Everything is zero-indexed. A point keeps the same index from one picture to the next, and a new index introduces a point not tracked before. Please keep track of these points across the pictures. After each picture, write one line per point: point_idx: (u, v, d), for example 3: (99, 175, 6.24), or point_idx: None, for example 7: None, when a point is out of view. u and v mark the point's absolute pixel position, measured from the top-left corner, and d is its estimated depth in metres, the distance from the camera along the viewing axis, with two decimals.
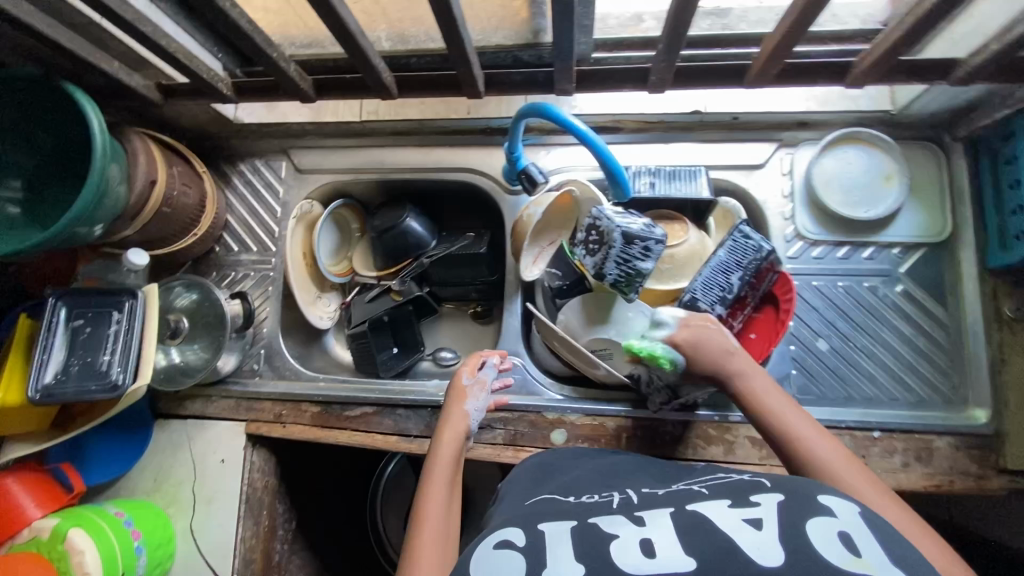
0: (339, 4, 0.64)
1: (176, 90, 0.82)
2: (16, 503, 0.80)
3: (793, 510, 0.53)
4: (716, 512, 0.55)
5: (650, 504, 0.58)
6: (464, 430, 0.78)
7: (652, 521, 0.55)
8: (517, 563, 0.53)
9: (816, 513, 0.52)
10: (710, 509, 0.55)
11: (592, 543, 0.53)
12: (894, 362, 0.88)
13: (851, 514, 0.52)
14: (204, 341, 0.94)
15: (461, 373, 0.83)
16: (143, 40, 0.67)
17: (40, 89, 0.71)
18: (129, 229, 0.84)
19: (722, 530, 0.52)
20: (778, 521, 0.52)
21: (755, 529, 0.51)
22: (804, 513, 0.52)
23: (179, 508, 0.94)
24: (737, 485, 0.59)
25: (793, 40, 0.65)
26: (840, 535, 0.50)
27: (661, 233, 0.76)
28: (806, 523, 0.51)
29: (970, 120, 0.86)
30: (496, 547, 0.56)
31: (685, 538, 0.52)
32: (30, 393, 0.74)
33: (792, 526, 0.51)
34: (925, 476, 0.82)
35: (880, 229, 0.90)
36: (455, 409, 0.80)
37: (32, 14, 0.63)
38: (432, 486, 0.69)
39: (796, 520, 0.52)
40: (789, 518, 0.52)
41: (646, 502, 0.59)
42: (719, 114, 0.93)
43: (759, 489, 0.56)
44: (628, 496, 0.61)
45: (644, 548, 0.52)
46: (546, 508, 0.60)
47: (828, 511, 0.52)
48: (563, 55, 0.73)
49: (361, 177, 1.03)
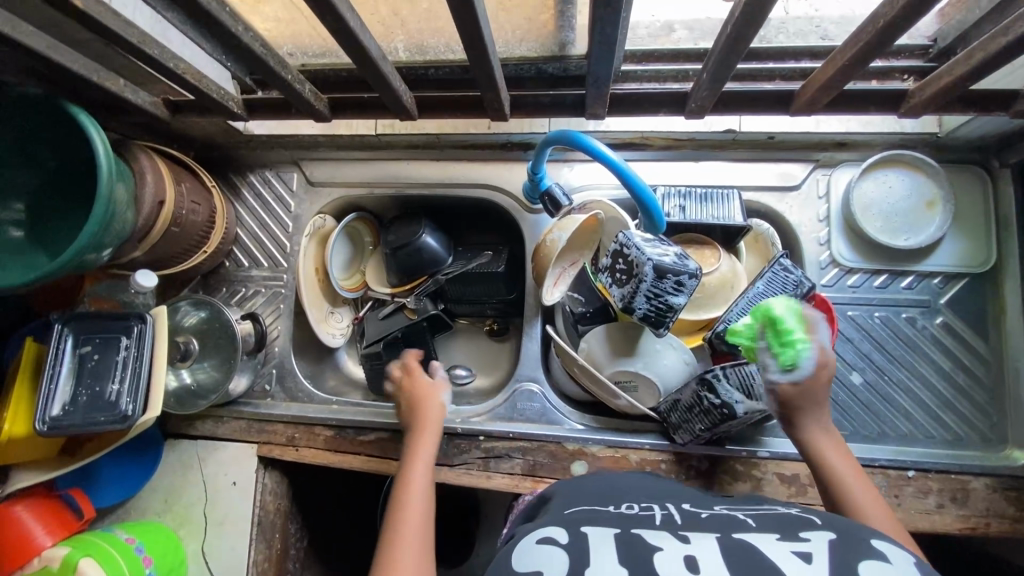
0: (358, 27, 0.60)
1: (184, 107, 0.78)
2: (27, 531, 0.78)
3: (843, 550, 0.45)
4: (762, 540, 0.48)
5: (694, 525, 0.51)
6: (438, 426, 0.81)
7: (696, 540, 0.48)
8: (552, 556, 0.47)
9: (869, 556, 0.45)
10: (756, 537, 0.48)
11: (631, 548, 0.47)
12: (931, 397, 0.84)
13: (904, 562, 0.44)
14: (214, 360, 0.92)
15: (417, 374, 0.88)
16: (149, 61, 0.63)
17: (41, 110, 0.68)
18: (137, 251, 0.81)
19: (767, 555, 0.45)
20: (829, 558, 0.44)
21: (805, 561, 0.44)
22: (856, 553, 0.45)
23: (190, 530, 0.92)
24: (784, 518, 0.52)
25: (850, 74, 0.60)
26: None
27: (698, 269, 0.71)
28: (859, 563, 0.44)
29: (1021, 146, 0.81)
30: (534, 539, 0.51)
31: (729, 558, 0.45)
32: (38, 425, 0.72)
33: (843, 563, 0.44)
34: (960, 519, 0.78)
35: (921, 258, 0.86)
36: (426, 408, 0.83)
37: (31, 34, 0.59)
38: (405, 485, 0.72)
39: (848, 559, 0.44)
40: (841, 556, 0.44)
41: (688, 522, 0.52)
42: (755, 133, 0.87)
43: (809, 527, 0.49)
44: (670, 512, 0.54)
45: (687, 562, 0.45)
46: (583, 516, 0.54)
47: (883, 557, 0.45)
48: (598, 83, 0.69)
49: (375, 191, 0.99)
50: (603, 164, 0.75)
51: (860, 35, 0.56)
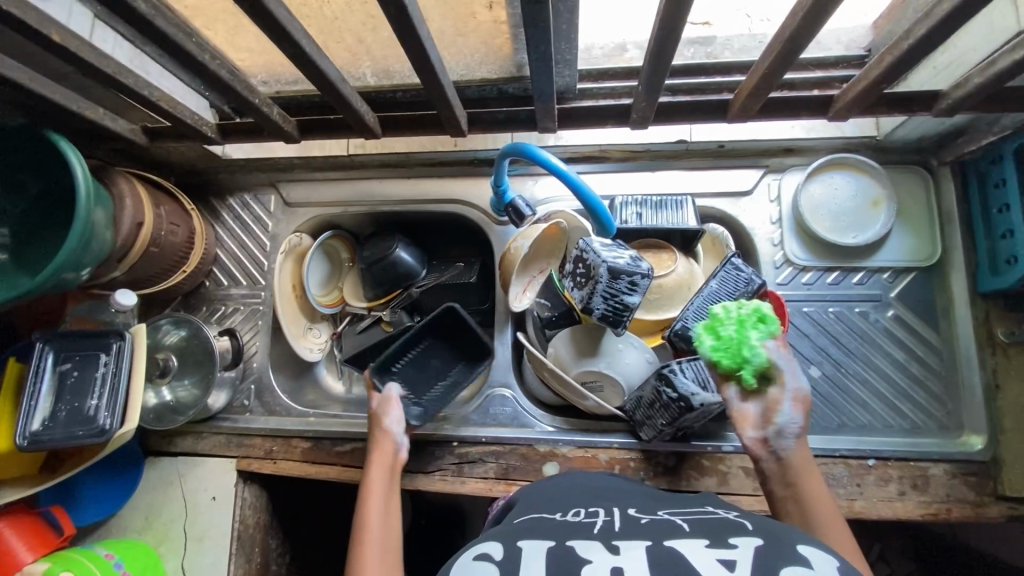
0: (316, 53, 0.64)
1: (162, 134, 0.82)
2: (8, 547, 0.79)
3: (769, 556, 0.49)
4: (692, 547, 0.52)
5: (630, 532, 0.55)
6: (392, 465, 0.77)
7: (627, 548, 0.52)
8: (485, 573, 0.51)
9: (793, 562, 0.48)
10: (687, 543, 0.52)
11: (561, 560, 0.51)
12: (888, 388, 0.87)
13: (828, 566, 0.48)
14: (194, 377, 0.94)
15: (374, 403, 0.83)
16: (125, 91, 0.67)
17: (25, 138, 0.72)
18: (117, 271, 0.84)
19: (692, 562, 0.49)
20: (753, 563, 0.48)
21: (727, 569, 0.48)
22: (780, 559, 0.49)
23: (170, 546, 0.93)
24: (719, 523, 0.56)
25: (772, 82, 0.65)
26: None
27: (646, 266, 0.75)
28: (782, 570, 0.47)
29: (956, 145, 0.86)
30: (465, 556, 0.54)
31: (655, 565, 0.49)
32: (18, 441, 0.74)
33: (765, 567, 0.48)
34: (922, 505, 0.81)
35: (869, 254, 0.90)
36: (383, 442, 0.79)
37: (12, 68, 0.63)
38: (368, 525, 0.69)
39: (771, 565, 0.48)
40: (764, 563, 0.48)
41: (626, 528, 0.56)
42: (706, 142, 0.93)
43: (739, 532, 0.54)
44: (612, 520, 0.58)
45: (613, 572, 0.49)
46: (532, 526, 0.58)
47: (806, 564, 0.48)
48: (544, 96, 0.74)
49: (350, 210, 1.04)
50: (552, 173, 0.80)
51: (774, 43, 0.61)
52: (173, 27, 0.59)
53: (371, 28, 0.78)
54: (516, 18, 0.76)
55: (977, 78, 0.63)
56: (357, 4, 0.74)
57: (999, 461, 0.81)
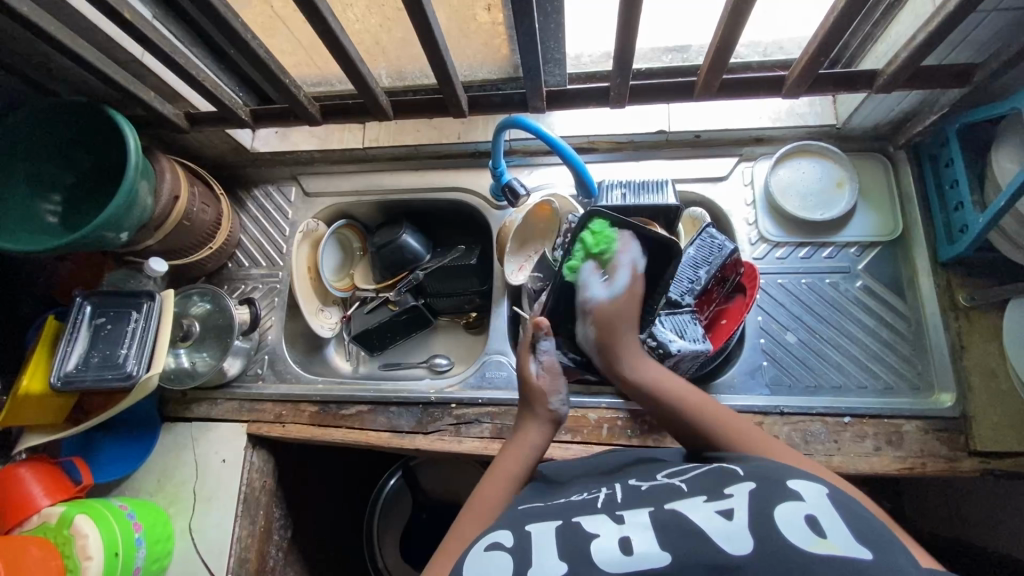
0: (340, 32, 0.75)
1: (201, 119, 0.94)
2: (28, 492, 0.85)
3: (764, 497, 0.52)
4: (692, 503, 0.54)
5: (632, 500, 0.58)
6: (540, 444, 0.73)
7: (631, 517, 0.55)
8: (504, 561, 0.53)
9: (786, 498, 0.52)
10: (687, 501, 0.55)
11: (571, 540, 0.54)
12: (861, 352, 0.92)
13: (818, 498, 0.51)
14: (212, 347, 1.01)
15: (528, 364, 0.77)
16: (177, 69, 0.80)
17: (86, 114, 0.84)
18: (152, 238, 0.94)
19: (695, 522, 0.52)
20: (750, 510, 0.51)
21: (727, 518, 0.51)
22: (774, 499, 0.52)
23: (179, 508, 0.97)
24: (712, 474, 0.58)
25: (724, 58, 0.77)
26: (805, 518, 0.49)
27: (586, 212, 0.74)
28: (776, 508, 0.51)
29: (907, 129, 0.95)
30: (479, 547, 0.56)
31: (660, 532, 0.52)
32: (53, 380, 0.82)
33: (762, 513, 0.51)
34: (898, 460, 0.84)
35: (837, 230, 0.98)
36: (535, 416, 0.75)
37: (85, 49, 0.76)
38: (497, 478, 0.68)
39: (767, 507, 0.51)
40: (761, 506, 0.51)
41: (629, 497, 0.59)
42: (683, 132, 1.03)
43: (734, 480, 0.56)
44: (614, 492, 0.61)
45: (621, 543, 0.52)
46: (536, 508, 0.60)
47: (797, 497, 0.52)
48: (533, 77, 0.84)
49: (363, 198, 1.14)
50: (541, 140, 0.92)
51: (723, 26, 0.72)
52: (224, 8, 0.71)
53: (387, 29, 0.91)
54: (511, 20, 0.89)
55: (905, 53, 0.73)
56: (376, 7, 0.87)
57: (969, 416, 0.85)
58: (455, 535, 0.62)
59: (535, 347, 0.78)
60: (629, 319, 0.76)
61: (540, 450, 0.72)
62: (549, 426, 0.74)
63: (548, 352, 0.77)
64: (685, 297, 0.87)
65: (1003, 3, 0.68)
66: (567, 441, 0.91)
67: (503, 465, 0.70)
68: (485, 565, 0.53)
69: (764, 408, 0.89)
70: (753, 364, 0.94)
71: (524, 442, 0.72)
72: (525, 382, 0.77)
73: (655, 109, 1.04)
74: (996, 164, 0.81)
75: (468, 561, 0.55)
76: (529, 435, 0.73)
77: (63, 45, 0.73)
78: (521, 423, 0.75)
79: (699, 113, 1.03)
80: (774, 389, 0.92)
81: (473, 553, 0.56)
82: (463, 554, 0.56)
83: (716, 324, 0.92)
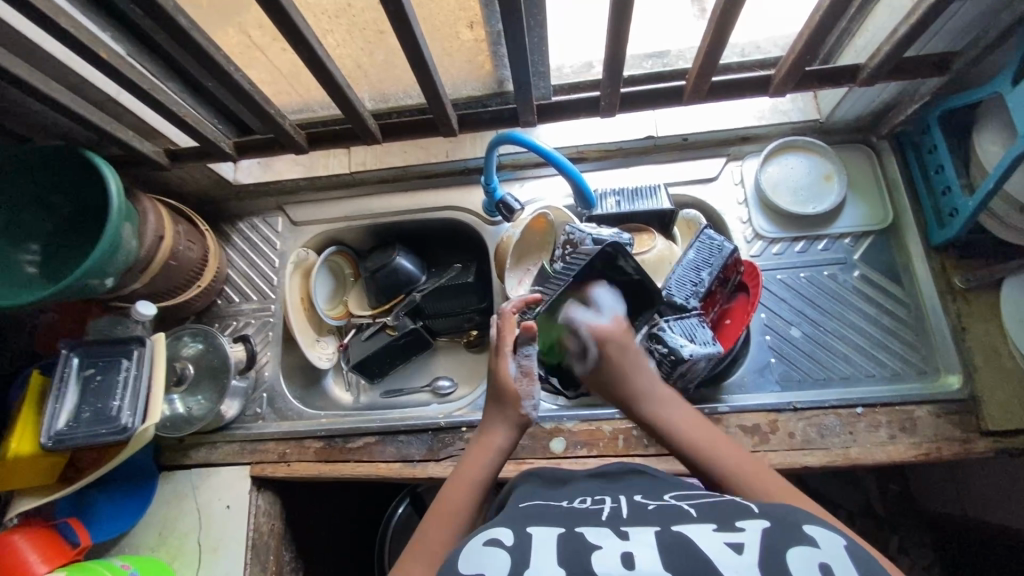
0: (326, 57, 0.73)
1: (183, 155, 0.92)
2: (23, 558, 0.79)
3: (777, 536, 0.48)
4: (700, 530, 0.50)
5: (638, 517, 0.54)
6: (503, 446, 0.68)
7: (637, 534, 0.51)
8: (499, 557, 0.49)
9: (799, 542, 0.47)
10: (694, 527, 0.51)
11: (573, 547, 0.49)
12: (865, 341, 0.93)
13: (835, 547, 0.47)
14: (207, 391, 0.98)
15: (505, 365, 0.72)
16: (156, 105, 0.78)
17: (64, 158, 0.81)
18: (137, 283, 0.90)
19: (701, 548, 0.47)
20: (760, 547, 0.47)
21: (736, 552, 0.46)
22: (788, 540, 0.48)
23: (184, 560, 0.92)
24: (723, 504, 0.54)
25: (712, 62, 0.78)
26: (819, 566, 0.45)
27: (608, 249, 0.81)
28: (789, 551, 0.46)
29: (889, 119, 0.98)
30: (477, 541, 0.52)
31: (665, 552, 0.48)
32: (44, 440, 0.78)
33: (773, 551, 0.46)
34: (913, 446, 0.84)
35: (830, 222, 1.00)
36: (499, 417, 0.69)
37: (59, 91, 0.73)
38: (459, 481, 0.64)
39: (779, 547, 0.47)
40: (773, 546, 0.47)
41: (635, 513, 0.55)
42: (671, 136, 1.03)
43: (746, 516, 0.51)
44: (620, 506, 0.57)
45: (623, 558, 0.47)
46: (538, 511, 0.56)
47: (811, 542, 0.47)
48: (522, 92, 0.84)
49: (352, 223, 1.12)
50: (537, 153, 0.92)
51: (711, 31, 0.72)
52: (206, 41, 0.69)
53: (369, 52, 0.90)
54: (494, 36, 0.88)
55: (888, 45, 0.75)
56: (358, 30, 0.86)
57: (977, 397, 0.85)
58: (422, 541, 0.58)
59: (516, 348, 0.75)
60: (626, 347, 0.74)
61: (503, 455, 0.67)
62: (516, 427, 0.69)
63: (531, 357, 0.75)
64: (690, 301, 0.86)
65: None
66: (583, 456, 0.89)
67: (465, 467, 0.66)
68: (480, 559, 0.49)
69: (777, 405, 0.88)
70: (761, 363, 0.94)
71: (486, 445, 0.67)
72: (497, 383, 0.71)
73: (641, 115, 1.05)
74: (980, 147, 0.83)
75: (460, 556, 0.51)
76: (495, 437, 0.68)
77: (34, 89, 0.70)
78: (486, 419, 0.70)
79: (684, 117, 1.04)
80: (785, 385, 0.92)
81: (469, 545, 0.52)
82: (458, 546, 0.53)
83: (721, 324, 0.92)
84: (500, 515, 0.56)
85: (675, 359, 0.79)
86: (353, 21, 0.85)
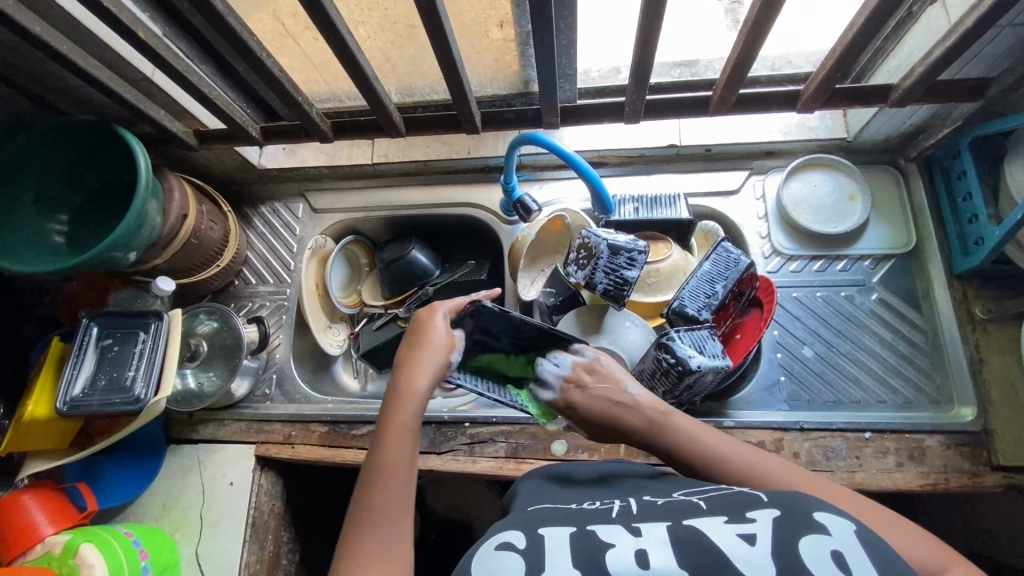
0: (355, 48, 0.74)
1: (210, 136, 0.94)
2: (29, 519, 0.82)
3: (787, 525, 0.47)
4: (711, 523, 0.49)
5: (649, 513, 0.53)
6: (428, 387, 0.67)
7: (648, 530, 0.50)
8: (514, 563, 0.48)
9: (810, 530, 0.47)
10: (705, 520, 0.50)
11: (586, 547, 0.49)
12: (879, 365, 0.91)
13: (846, 533, 0.46)
14: (219, 368, 1.00)
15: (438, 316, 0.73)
16: (188, 87, 0.79)
17: (97, 132, 0.83)
18: (159, 257, 0.92)
19: (717, 544, 0.47)
20: (772, 537, 0.46)
21: (749, 543, 0.46)
22: (799, 528, 0.47)
23: (186, 533, 0.94)
24: (734, 495, 0.53)
25: (740, 75, 0.77)
26: (832, 556, 0.44)
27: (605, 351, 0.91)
28: (801, 540, 0.46)
29: (918, 142, 0.96)
30: (489, 545, 0.51)
31: (679, 549, 0.47)
32: (59, 404, 0.80)
33: (785, 543, 0.46)
34: (920, 475, 0.82)
35: (851, 243, 0.98)
36: (420, 362, 0.68)
37: (96, 67, 0.75)
38: (391, 432, 0.62)
39: (790, 537, 0.46)
40: (784, 535, 0.46)
41: (645, 510, 0.54)
42: (694, 146, 1.03)
43: (755, 505, 0.51)
44: (629, 504, 0.56)
45: (637, 557, 0.47)
46: (546, 513, 0.56)
47: (822, 529, 0.47)
48: (547, 94, 0.84)
49: (370, 214, 1.14)
50: (558, 156, 0.92)
51: (740, 45, 0.72)
52: (241, 26, 0.71)
53: (399, 46, 0.91)
54: (523, 36, 0.89)
55: (922, 68, 0.74)
56: (388, 24, 0.88)
57: (991, 431, 0.83)
58: (369, 502, 0.57)
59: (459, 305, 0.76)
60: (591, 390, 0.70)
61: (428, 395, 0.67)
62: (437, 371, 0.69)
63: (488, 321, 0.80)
64: (702, 313, 0.86)
65: (1018, 19, 0.69)
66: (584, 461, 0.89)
67: (396, 416, 0.63)
68: (494, 565, 0.49)
69: (784, 424, 0.87)
70: (770, 380, 0.93)
71: (408, 394, 0.65)
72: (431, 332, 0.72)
73: (666, 123, 1.04)
74: (1009, 176, 0.81)
75: (474, 560, 0.50)
76: (414, 380, 0.66)
77: (72, 63, 0.72)
78: (403, 368, 0.68)
79: (710, 127, 1.03)
80: (793, 404, 0.91)
81: (482, 549, 0.51)
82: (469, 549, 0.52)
83: (731, 339, 0.92)
84: (507, 521, 0.56)
85: (681, 371, 0.78)
86: (385, 14, 0.86)
